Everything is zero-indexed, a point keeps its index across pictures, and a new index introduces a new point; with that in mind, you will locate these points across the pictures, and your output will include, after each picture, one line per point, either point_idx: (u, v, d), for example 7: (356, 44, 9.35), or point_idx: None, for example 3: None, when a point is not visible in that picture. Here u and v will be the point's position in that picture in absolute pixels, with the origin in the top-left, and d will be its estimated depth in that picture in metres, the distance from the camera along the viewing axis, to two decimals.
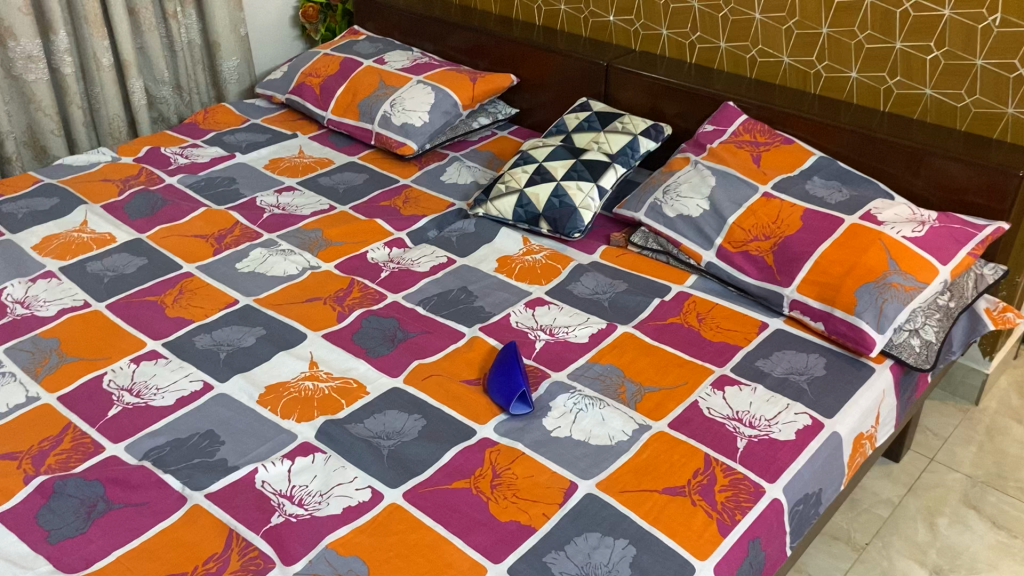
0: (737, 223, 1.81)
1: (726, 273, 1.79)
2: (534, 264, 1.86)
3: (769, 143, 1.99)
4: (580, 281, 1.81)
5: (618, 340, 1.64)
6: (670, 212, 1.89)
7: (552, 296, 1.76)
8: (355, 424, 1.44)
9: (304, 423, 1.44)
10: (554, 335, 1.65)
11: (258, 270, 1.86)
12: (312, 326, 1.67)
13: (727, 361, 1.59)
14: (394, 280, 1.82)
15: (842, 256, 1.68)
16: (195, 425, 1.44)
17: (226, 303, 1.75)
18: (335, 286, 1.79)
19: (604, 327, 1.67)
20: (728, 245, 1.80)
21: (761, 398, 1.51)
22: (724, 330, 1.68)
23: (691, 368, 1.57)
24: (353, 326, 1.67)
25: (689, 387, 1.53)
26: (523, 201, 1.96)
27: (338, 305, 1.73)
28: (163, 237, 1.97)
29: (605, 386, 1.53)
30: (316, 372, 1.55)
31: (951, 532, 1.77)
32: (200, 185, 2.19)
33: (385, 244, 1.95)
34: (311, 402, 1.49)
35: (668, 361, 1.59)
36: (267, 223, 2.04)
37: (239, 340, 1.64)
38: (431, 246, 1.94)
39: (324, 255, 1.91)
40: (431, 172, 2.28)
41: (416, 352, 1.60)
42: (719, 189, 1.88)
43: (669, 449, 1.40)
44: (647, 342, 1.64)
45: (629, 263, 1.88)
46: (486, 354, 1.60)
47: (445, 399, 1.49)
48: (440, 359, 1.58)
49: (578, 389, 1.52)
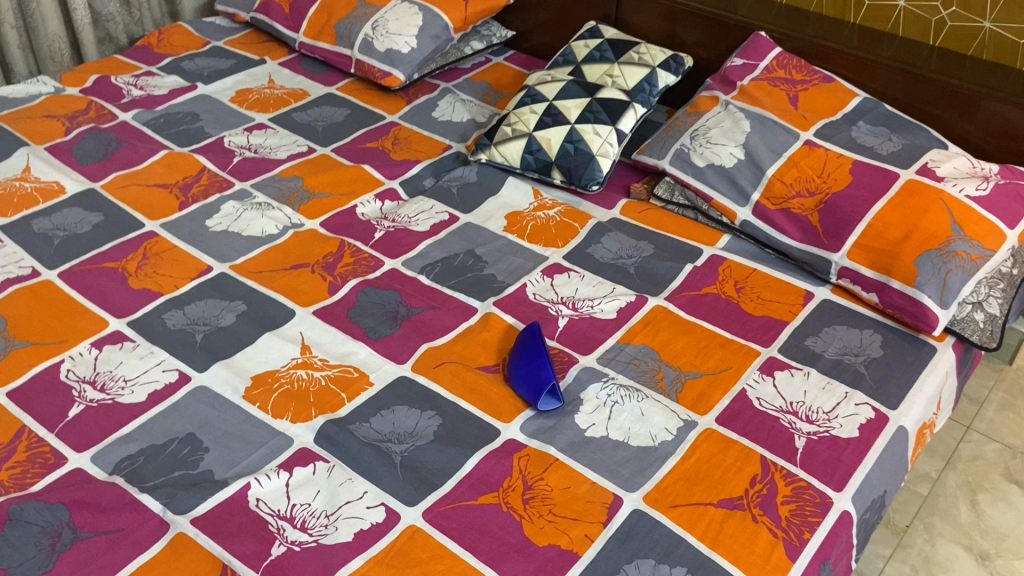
0: (777, 175, 1.62)
1: (764, 234, 1.60)
2: (548, 222, 1.66)
3: (807, 81, 1.78)
4: (601, 244, 1.61)
5: (650, 315, 1.46)
6: (699, 161, 1.68)
7: (571, 261, 1.57)
8: (359, 425, 1.25)
9: (300, 424, 1.25)
10: (578, 311, 1.47)
11: (232, 229, 1.62)
12: (301, 300, 1.46)
13: (774, 341, 1.42)
14: (390, 242, 1.60)
15: (899, 218, 1.49)
16: (172, 428, 1.24)
17: (198, 271, 1.52)
18: (323, 249, 1.57)
19: (633, 300, 1.49)
20: (766, 202, 1.61)
21: (816, 386, 1.34)
22: (767, 301, 1.50)
23: (735, 350, 1.40)
24: (348, 301, 1.46)
25: (735, 372, 1.36)
26: (533, 146, 1.75)
27: (329, 274, 1.52)
28: (120, 186, 1.72)
29: (641, 374, 1.35)
30: (310, 359, 1.35)
31: (994, 511, 1.65)
32: (159, 123, 1.92)
33: (375, 196, 1.73)
34: (306, 398, 1.29)
35: (708, 342, 1.41)
36: (239, 169, 1.79)
37: (217, 319, 1.42)
38: (428, 199, 1.72)
39: (307, 210, 1.68)
40: (421, 107, 2.03)
41: (423, 334, 1.40)
42: (755, 136, 1.67)
43: (720, 451, 1.23)
44: (683, 318, 1.46)
45: (653, 221, 1.68)
46: (503, 334, 1.41)
47: (462, 392, 1.30)
48: (451, 341, 1.39)
49: (611, 376, 1.34)
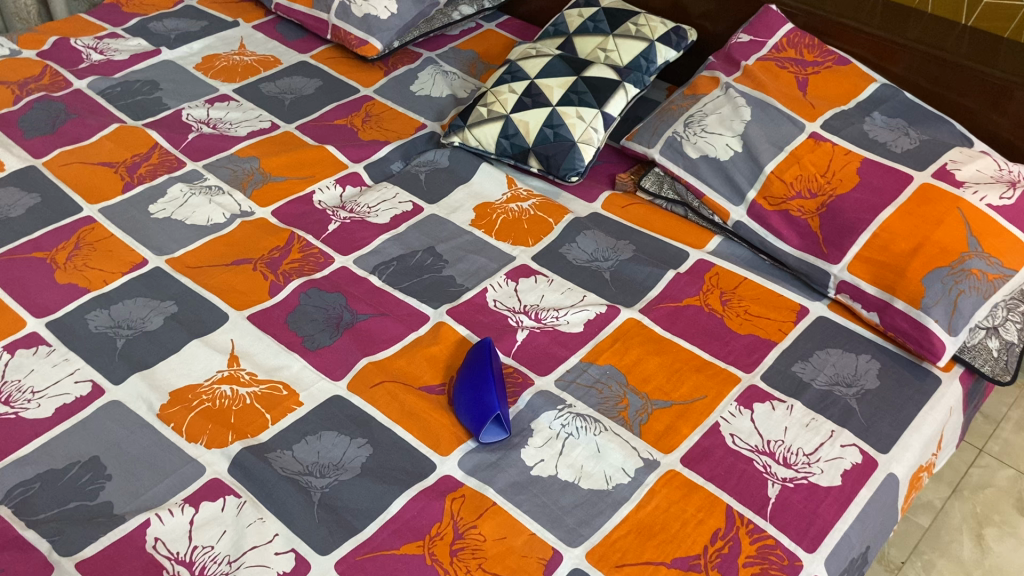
0: (776, 172, 1.44)
1: (758, 238, 1.44)
2: (520, 216, 1.51)
3: (819, 63, 1.59)
4: (575, 243, 1.46)
5: (621, 330, 1.31)
6: (692, 152, 1.51)
7: (540, 263, 1.42)
8: (280, 454, 1.12)
9: (214, 451, 1.13)
10: (540, 322, 1.32)
11: (175, 216, 1.49)
12: (237, 302, 1.33)
13: (757, 366, 1.27)
14: (343, 236, 1.46)
15: (909, 228, 1.32)
16: (75, 450, 1.12)
17: (131, 265, 1.39)
18: (269, 242, 1.44)
19: (603, 311, 1.34)
20: (763, 202, 1.44)
21: (799, 422, 1.19)
22: (754, 317, 1.34)
23: (712, 375, 1.25)
24: (289, 304, 1.33)
25: (709, 403, 1.21)
26: (509, 130, 1.59)
27: (271, 272, 1.38)
28: (62, 164, 1.59)
29: (603, 402, 1.21)
30: (237, 373, 1.22)
31: (1002, 548, 1.50)
32: (116, 92, 1.79)
33: (336, 181, 1.58)
34: (226, 419, 1.16)
35: (682, 364, 1.26)
36: (193, 146, 1.66)
37: (143, 322, 1.30)
38: (393, 186, 1.58)
39: (259, 196, 1.54)
40: (399, 80, 1.87)
41: (365, 345, 1.27)
42: (754, 126, 1.50)
43: (680, 499, 1.09)
44: (657, 334, 1.31)
45: (637, 218, 1.52)
46: (453, 348, 1.27)
47: (399, 418, 1.17)
48: (395, 355, 1.26)
49: (568, 403, 1.20)
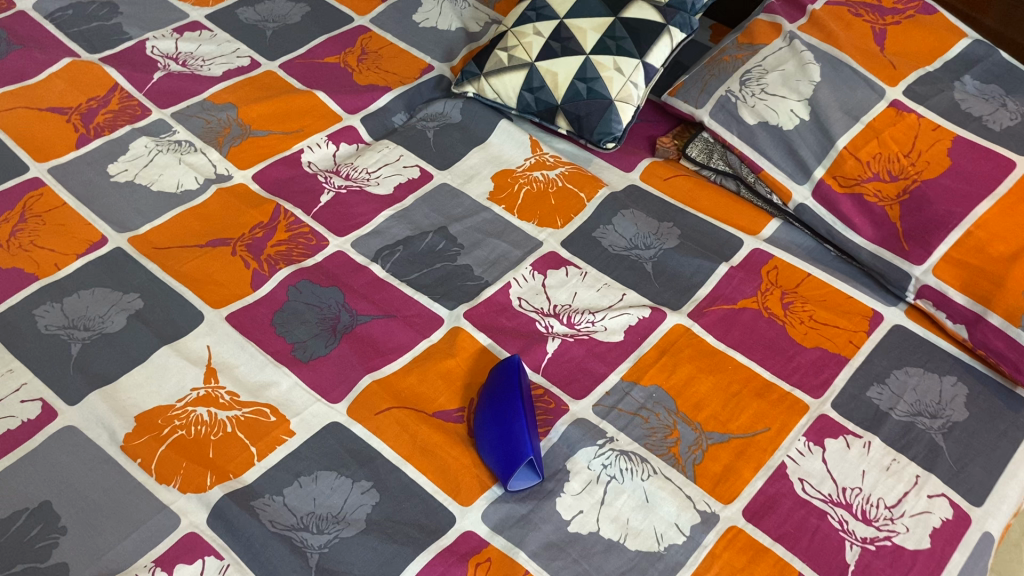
0: (850, 148, 1.23)
1: (824, 225, 1.23)
2: (545, 190, 1.29)
3: (899, 11, 1.36)
4: (611, 225, 1.25)
5: (668, 339, 1.12)
6: (749, 117, 1.29)
7: (571, 251, 1.21)
8: (268, 502, 0.94)
9: (190, 496, 0.94)
10: (573, 328, 1.13)
11: (139, 179, 1.26)
12: (213, 297, 1.12)
13: (827, 390, 1.08)
14: (338, 210, 1.24)
15: (1008, 227, 1.12)
16: (21, 493, 0.93)
17: (88, 245, 1.17)
18: (251, 217, 1.22)
19: (647, 316, 1.14)
20: (832, 182, 1.23)
21: (878, 465, 1.02)
22: (822, 325, 1.15)
23: (776, 402, 1.07)
24: (275, 301, 1.12)
25: (774, 438, 1.04)
26: (534, 82, 1.35)
27: (253, 257, 1.17)
28: (4, 108, 1.34)
29: (649, 434, 1.03)
30: (215, 393, 1.03)
31: None
32: (67, 17, 1.52)
33: (329, 138, 1.35)
34: (204, 455, 0.97)
35: (740, 387, 1.08)
36: (160, 89, 1.41)
37: (101, 322, 1.09)
38: (395, 146, 1.34)
39: (237, 155, 1.31)
40: (399, 7, 1.60)
41: (368, 357, 1.07)
42: (825, 89, 1.27)
43: (745, 567, 0.92)
44: (710, 345, 1.12)
45: (681, 194, 1.31)
46: (473, 363, 1.08)
47: (412, 454, 0.99)
48: (404, 370, 1.06)
49: (611, 435, 1.02)
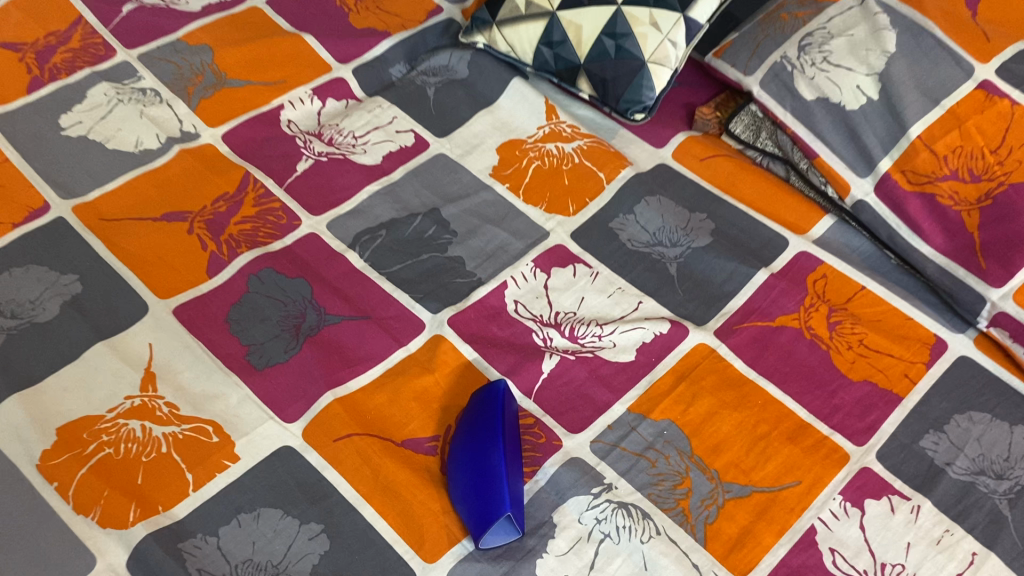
0: (925, 139, 1.02)
1: (885, 227, 1.04)
2: (558, 167, 1.11)
3: None
4: (633, 216, 1.07)
5: (688, 361, 0.95)
6: (806, 92, 1.08)
7: (583, 245, 1.04)
8: (199, 545, 0.80)
9: (109, 533, 0.80)
10: (576, 343, 0.96)
11: (93, 135, 1.10)
12: (161, 283, 0.97)
13: (873, 437, 0.91)
14: (316, 181, 1.07)
15: None
16: None
17: (27, 213, 1.02)
18: (215, 187, 1.06)
19: (665, 331, 0.97)
20: (900, 178, 1.03)
21: (928, 537, 0.84)
22: (873, 352, 0.97)
23: (809, 449, 0.90)
24: (232, 291, 0.97)
25: (804, 495, 0.87)
26: (554, 36, 1.15)
27: (211, 237, 1.01)
28: None
29: (655, 483, 0.87)
30: (152, 404, 0.88)
31: None
32: None
33: (314, 92, 1.17)
34: (131, 482, 0.83)
35: (768, 429, 0.91)
36: (127, 24, 1.23)
37: (31, 309, 0.94)
38: (389, 105, 1.16)
39: (207, 110, 1.14)
40: None
41: (332, 368, 0.92)
42: (900, 62, 1.05)
43: None
44: (737, 372, 0.95)
45: (719, 178, 1.12)
46: (454, 382, 0.92)
47: (373, 492, 0.84)
48: (374, 387, 0.91)
49: (609, 483, 0.86)
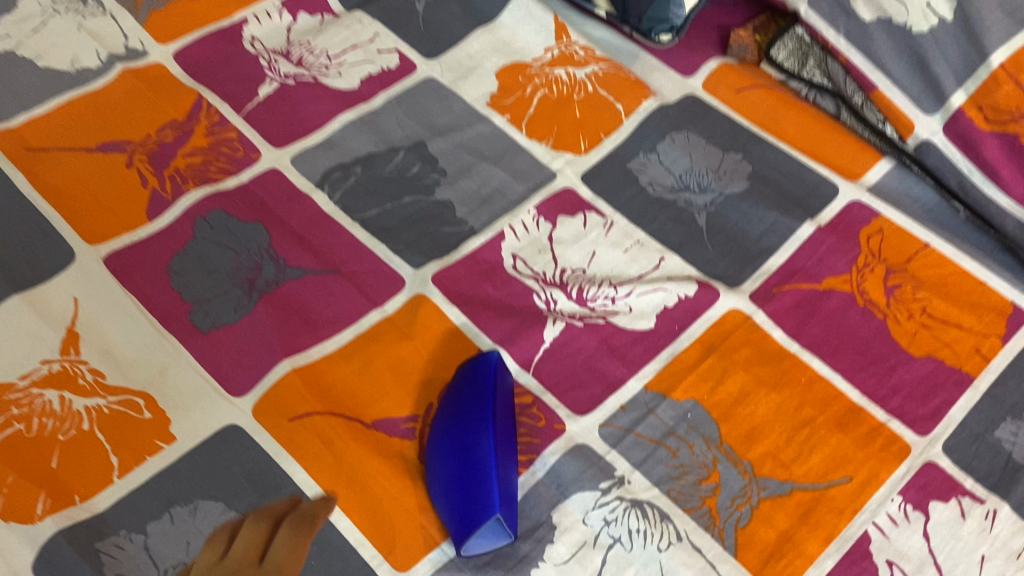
0: (1009, 67, 0.84)
1: (954, 174, 0.87)
2: (568, 97, 0.94)
3: None
4: (655, 156, 0.90)
5: (718, 330, 0.80)
6: (864, 11, 0.89)
7: (595, 189, 0.88)
8: (122, 544, 0.66)
9: (12, 529, 0.65)
10: (584, 306, 0.81)
11: (21, 49, 0.93)
12: (92, 226, 0.81)
13: (939, 425, 0.76)
14: (281, 108, 0.91)
15: None
16: None
17: None
18: (161, 112, 0.89)
19: (690, 293, 0.81)
20: (975, 115, 0.85)
21: (1006, 550, 0.70)
22: (939, 323, 0.81)
23: (863, 438, 0.75)
24: (175, 237, 0.81)
25: (856, 493, 0.72)
26: None
27: (153, 171, 0.85)
28: None
29: (676, 478, 0.72)
30: (74, 371, 0.73)
31: None
32: None
33: (284, 4, 1.00)
34: (43, 466, 0.68)
35: (813, 414, 0.76)
36: None
37: None
38: (371, 21, 0.99)
39: (157, 24, 0.97)
40: None
41: (290, 331, 0.77)
42: None
43: None
44: (776, 345, 0.79)
45: (757, 113, 0.95)
46: (439, 351, 0.77)
47: (334, 484, 0.69)
48: (341, 355, 0.76)
49: (621, 476, 0.72)
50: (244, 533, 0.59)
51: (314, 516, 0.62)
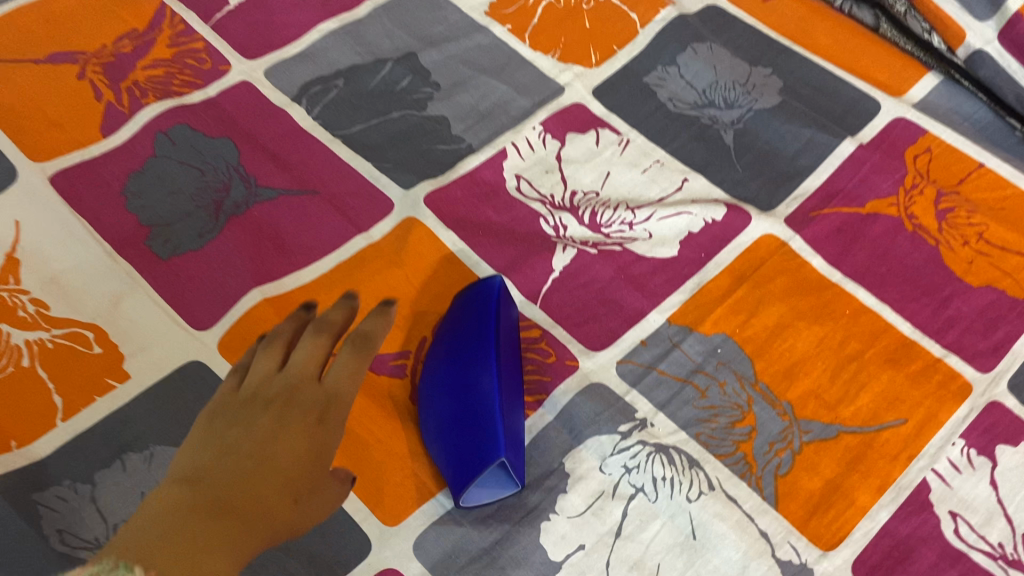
0: None
1: (1011, 86, 0.77)
2: (576, 7, 0.84)
3: None
4: (674, 70, 0.81)
5: (750, 258, 0.70)
6: None
7: (608, 104, 0.78)
8: (65, 497, 0.57)
9: None
10: (597, 232, 0.71)
11: None
12: (36, 143, 0.71)
13: (1004, 360, 0.67)
14: (255, 18, 0.81)
15: None
16: None
17: None
18: (118, 22, 0.79)
19: (717, 218, 0.72)
20: None
21: None
22: (999, 250, 0.72)
23: (917, 376, 0.66)
24: (132, 155, 0.71)
25: (912, 437, 0.63)
26: None
27: (108, 83, 0.75)
28: None
29: (706, 420, 0.63)
30: (13, 301, 0.63)
31: None
32: None
33: None
34: None
35: (860, 349, 0.67)
36: None
37: None
38: None
39: None
40: None
41: (263, 258, 0.67)
42: None
43: None
44: (816, 273, 0.70)
45: (789, 26, 0.85)
46: (432, 279, 0.67)
47: None
48: (321, 284, 0.66)
49: (642, 418, 0.63)
50: (301, 349, 0.49)
51: (371, 336, 0.51)
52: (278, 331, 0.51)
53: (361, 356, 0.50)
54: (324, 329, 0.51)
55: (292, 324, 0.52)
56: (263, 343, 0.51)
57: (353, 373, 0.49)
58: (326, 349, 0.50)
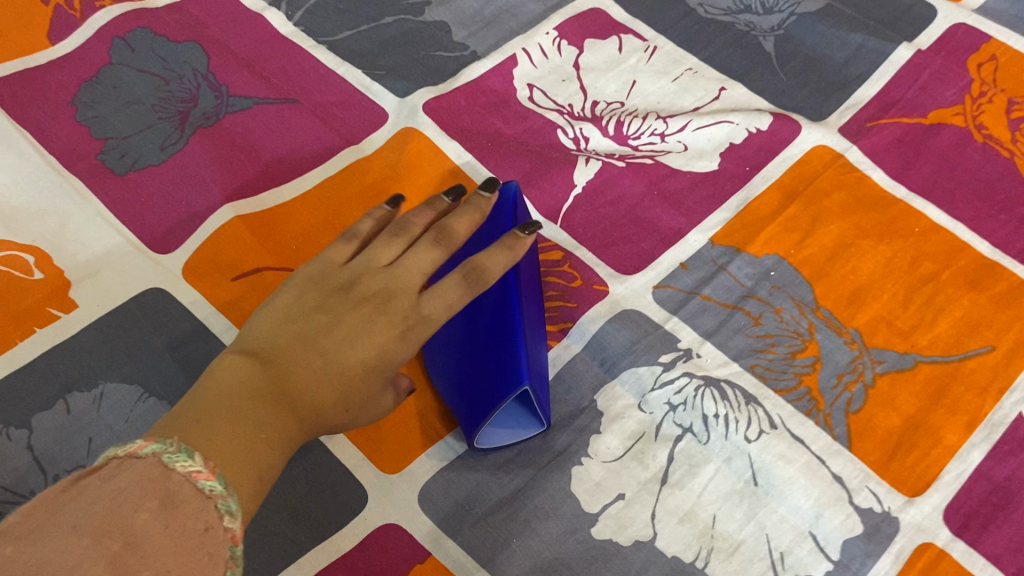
0: None
1: None
2: None
3: None
4: None
5: (801, 173, 0.61)
6: None
7: (630, 11, 0.69)
8: None
9: None
10: (626, 142, 0.62)
11: None
12: None
13: None
14: None
15: None
16: None
17: None
18: None
19: (760, 127, 0.63)
20: None
21: None
22: None
23: (1005, 299, 0.56)
24: (84, 60, 0.62)
25: (1005, 366, 0.53)
26: None
27: None
28: None
29: (761, 350, 0.53)
30: None
31: None
32: None
33: None
34: None
35: (936, 270, 0.57)
36: None
37: None
38: None
39: None
40: None
41: (236, 172, 0.58)
42: None
43: None
44: (878, 188, 0.61)
45: None
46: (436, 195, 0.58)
47: None
48: (305, 200, 0.57)
49: (687, 348, 0.53)
50: (420, 254, 0.42)
51: (486, 271, 0.42)
52: (408, 220, 0.44)
53: (468, 293, 0.42)
54: (444, 241, 0.43)
55: (427, 215, 0.45)
56: (392, 226, 0.44)
57: (449, 307, 0.41)
58: (433, 265, 0.42)
